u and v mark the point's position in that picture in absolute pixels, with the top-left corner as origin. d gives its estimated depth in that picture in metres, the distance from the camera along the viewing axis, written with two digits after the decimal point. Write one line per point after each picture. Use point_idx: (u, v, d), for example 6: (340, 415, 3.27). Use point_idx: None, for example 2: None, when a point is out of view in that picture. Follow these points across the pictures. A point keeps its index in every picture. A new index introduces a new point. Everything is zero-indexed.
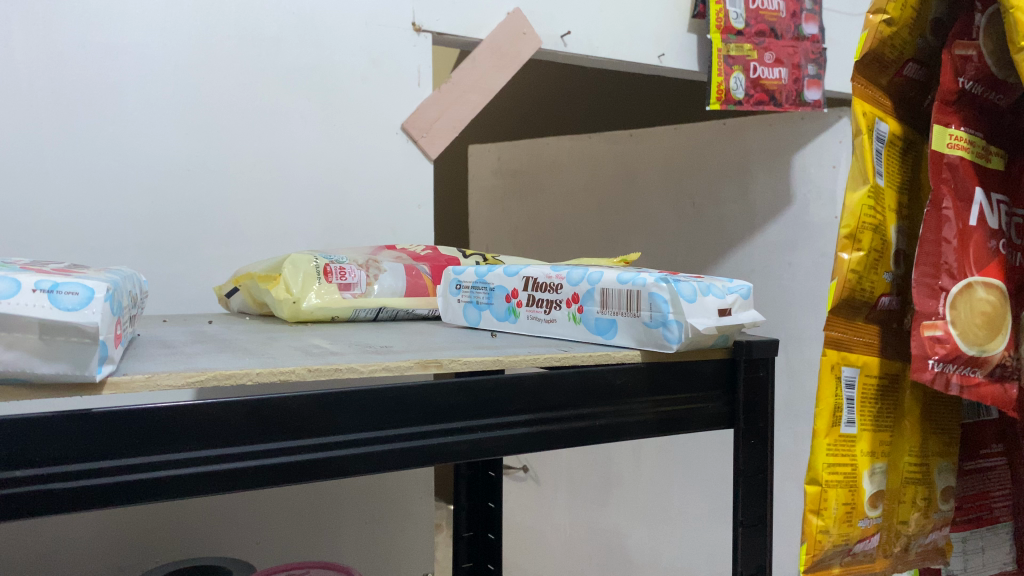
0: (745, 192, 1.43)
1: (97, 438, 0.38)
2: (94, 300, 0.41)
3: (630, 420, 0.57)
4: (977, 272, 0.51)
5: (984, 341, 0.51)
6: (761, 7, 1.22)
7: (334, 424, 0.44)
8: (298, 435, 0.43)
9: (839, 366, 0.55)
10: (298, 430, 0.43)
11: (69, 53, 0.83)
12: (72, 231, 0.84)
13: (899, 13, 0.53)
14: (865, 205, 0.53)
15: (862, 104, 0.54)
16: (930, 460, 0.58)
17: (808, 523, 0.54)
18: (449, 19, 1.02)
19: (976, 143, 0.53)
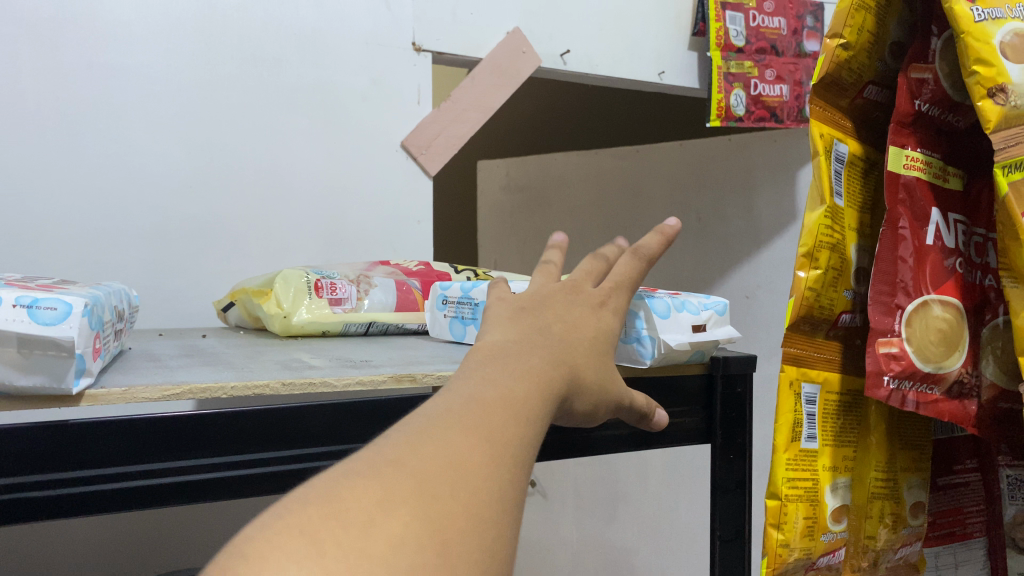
0: (750, 207, 1.44)
1: (76, 448, 0.41)
2: (72, 315, 0.43)
3: (604, 433, 0.59)
4: (933, 290, 0.52)
5: (941, 358, 0.52)
6: (761, 25, 1.23)
7: (306, 435, 0.47)
8: (270, 447, 0.46)
9: (799, 381, 0.56)
10: (270, 442, 0.46)
11: (78, 75, 0.85)
12: (78, 246, 0.86)
13: (855, 37, 0.54)
14: (823, 225, 0.54)
15: (820, 126, 0.55)
16: (898, 476, 0.59)
17: (768, 537, 0.55)
18: (449, 39, 1.04)
19: (933, 164, 0.54)
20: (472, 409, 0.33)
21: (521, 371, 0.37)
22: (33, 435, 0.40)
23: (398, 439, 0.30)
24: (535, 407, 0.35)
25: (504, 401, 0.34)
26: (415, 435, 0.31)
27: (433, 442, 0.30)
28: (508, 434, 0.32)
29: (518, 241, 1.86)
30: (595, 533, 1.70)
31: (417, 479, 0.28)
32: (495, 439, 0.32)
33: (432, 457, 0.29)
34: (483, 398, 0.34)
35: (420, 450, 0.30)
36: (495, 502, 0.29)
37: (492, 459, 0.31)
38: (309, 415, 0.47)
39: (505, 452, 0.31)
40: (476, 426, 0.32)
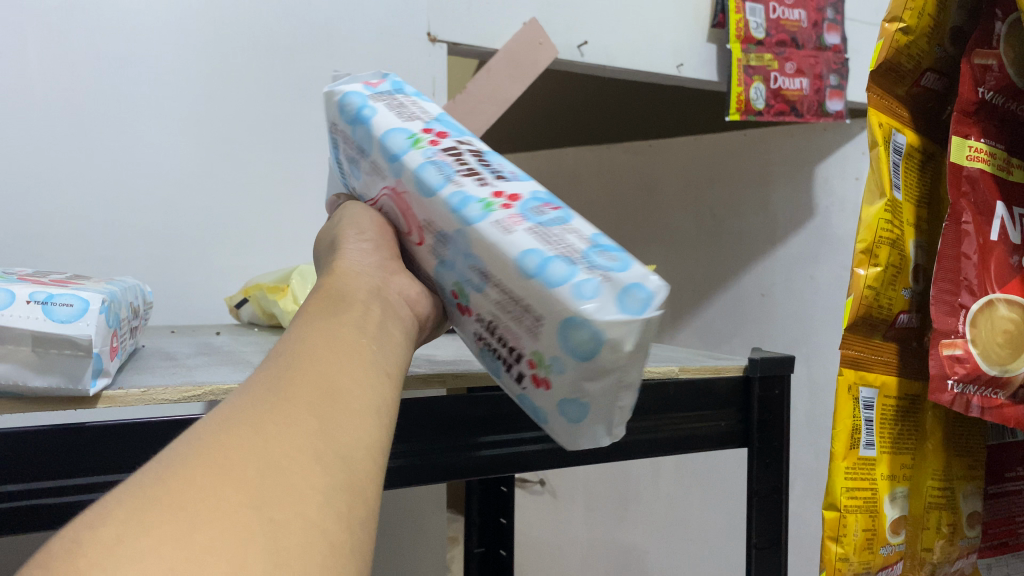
0: (767, 203, 1.41)
1: (93, 451, 0.40)
2: (89, 312, 0.40)
3: (641, 439, 0.56)
4: (999, 289, 0.50)
5: (1007, 360, 0.49)
6: (782, 18, 1.20)
7: None
8: None
9: (857, 386, 0.53)
10: None
11: (83, 64, 0.82)
12: (85, 240, 0.83)
13: (916, 22, 0.52)
14: (883, 219, 0.52)
15: (877, 115, 0.52)
16: (955, 484, 0.57)
17: (827, 550, 0.52)
18: (465, 30, 0.99)
19: (998, 156, 0.51)
20: (286, 396, 0.30)
21: (347, 356, 0.34)
22: (51, 438, 0.39)
23: (206, 438, 0.27)
24: (344, 387, 0.32)
25: (324, 388, 0.31)
26: (224, 436, 0.27)
27: (241, 442, 0.27)
28: (342, 430, 0.30)
29: None
30: (604, 534, 1.67)
31: (223, 486, 0.25)
32: (318, 431, 0.29)
33: (248, 455, 0.27)
34: (300, 385, 0.31)
35: (228, 451, 0.27)
36: (323, 505, 0.27)
37: (326, 440, 0.29)
38: None
39: (329, 445, 0.29)
40: (300, 402, 0.30)
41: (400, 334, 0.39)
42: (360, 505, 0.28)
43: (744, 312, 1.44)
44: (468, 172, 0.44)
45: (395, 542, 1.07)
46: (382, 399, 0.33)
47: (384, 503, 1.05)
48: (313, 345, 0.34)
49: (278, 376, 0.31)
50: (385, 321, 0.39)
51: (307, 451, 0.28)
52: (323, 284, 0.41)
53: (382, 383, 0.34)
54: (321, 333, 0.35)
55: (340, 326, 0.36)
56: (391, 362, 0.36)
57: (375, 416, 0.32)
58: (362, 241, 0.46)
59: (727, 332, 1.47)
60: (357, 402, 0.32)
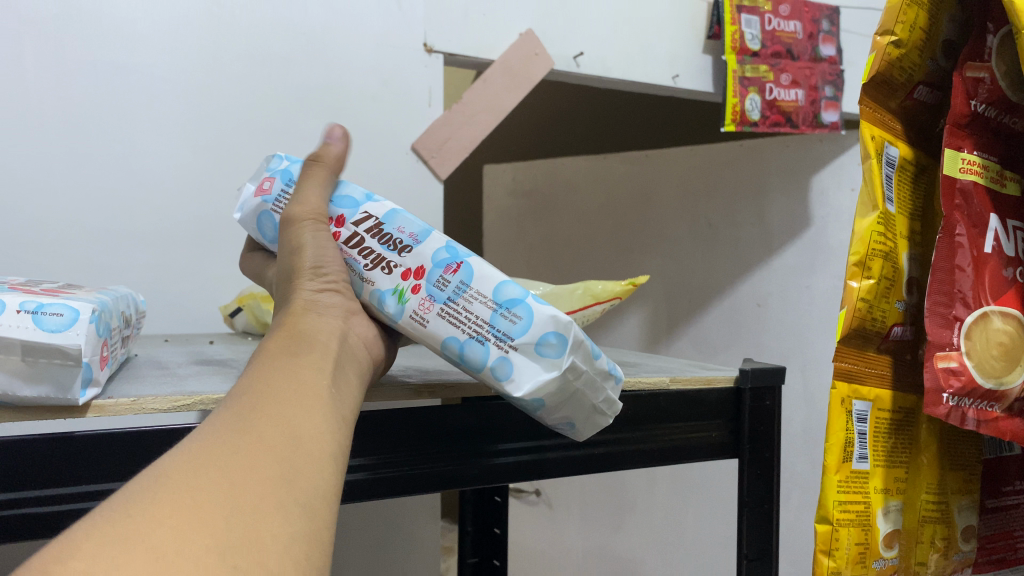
0: (762, 214, 1.41)
1: (81, 462, 0.39)
2: (80, 321, 0.40)
3: (628, 450, 0.56)
4: (994, 301, 0.49)
5: (1001, 373, 0.49)
6: (778, 29, 1.20)
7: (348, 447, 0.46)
8: None
9: (850, 399, 0.53)
10: None
11: (79, 72, 0.82)
12: (79, 249, 0.83)
13: (907, 34, 0.52)
14: (875, 232, 0.52)
15: (870, 128, 0.53)
16: (949, 498, 0.56)
17: (818, 564, 0.53)
18: (461, 39, 1.00)
19: (991, 168, 0.51)
20: (251, 442, 0.30)
21: (309, 401, 0.34)
22: (38, 447, 0.38)
23: (172, 478, 0.28)
24: (308, 429, 0.33)
25: (286, 435, 0.32)
26: (191, 479, 0.28)
27: (206, 487, 0.28)
28: (302, 477, 0.30)
29: (524, 247, 1.83)
30: (599, 544, 1.67)
31: (191, 521, 0.26)
32: (280, 477, 0.30)
33: (213, 500, 0.27)
34: (264, 430, 0.31)
35: (193, 494, 0.27)
36: (282, 550, 0.27)
37: (288, 484, 0.30)
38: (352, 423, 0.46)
39: (291, 493, 0.29)
40: (267, 443, 0.31)
41: (357, 382, 0.40)
42: (317, 550, 0.29)
43: (740, 322, 1.44)
44: (374, 265, 0.47)
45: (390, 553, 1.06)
46: (340, 447, 0.34)
47: (379, 513, 1.05)
48: (275, 389, 0.34)
49: (242, 413, 0.32)
50: (343, 363, 0.40)
51: (270, 495, 0.29)
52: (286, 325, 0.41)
53: (339, 431, 0.35)
54: (282, 376, 0.35)
55: (302, 369, 0.36)
56: (348, 409, 0.37)
57: (332, 463, 0.33)
58: (322, 280, 0.45)
59: (723, 342, 1.47)
60: (317, 449, 0.32)
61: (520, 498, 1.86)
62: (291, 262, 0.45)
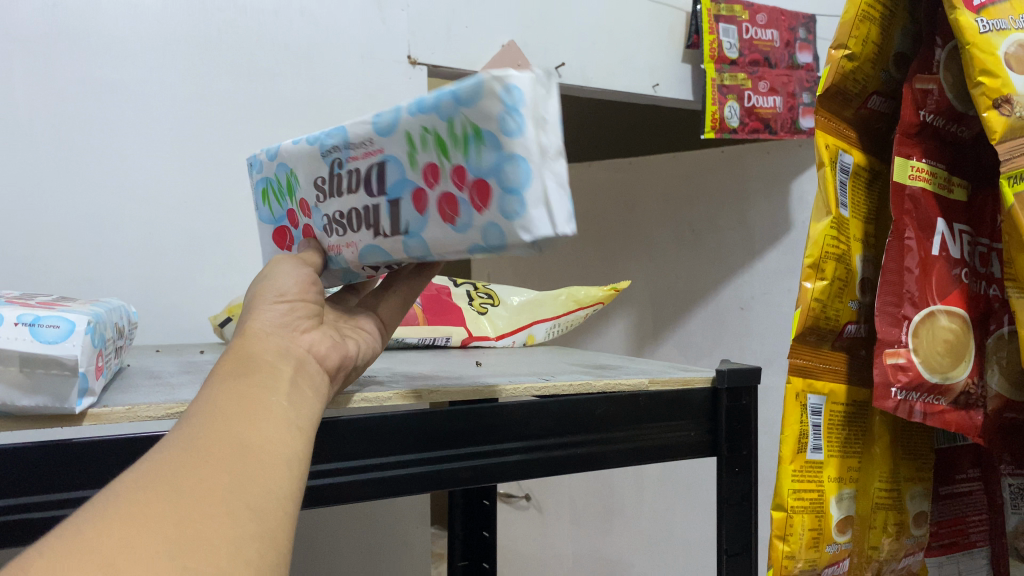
0: (743, 218, 1.43)
1: (76, 468, 0.41)
2: (75, 333, 0.42)
3: (609, 450, 0.59)
4: (940, 301, 0.53)
5: (948, 368, 0.53)
6: (755, 38, 1.23)
7: (342, 450, 0.48)
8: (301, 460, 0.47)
9: (805, 393, 0.56)
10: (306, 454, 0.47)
11: (71, 91, 0.84)
12: (72, 262, 0.85)
13: (859, 48, 0.55)
14: (829, 236, 0.55)
15: (825, 136, 0.55)
16: (902, 485, 0.60)
17: (773, 549, 0.55)
18: (444, 52, 1.02)
19: (939, 175, 0.55)
20: (199, 455, 0.32)
21: (260, 413, 0.36)
22: (35, 453, 0.39)
23: (124, 494, 0.29)
24: (256, 442, 0.34)
25: (236, 446, 0.33)
26: (141, 493, 0.29)
27: (156, 499, 0.29)
28: (254, 484, 0.32)
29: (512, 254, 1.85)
30: (590, 547, 1.69)
31: (141, 528, 0.28)
32: (230, 487, 0.31)
33: (163, 509, 0.29)
34: (213, 443, 0.33)
35: (142, 505, 0.29)
36: (231, 550, 0.29)
37: (239, 491, 0.31)
38: (342, 426, 0.49)
39: (240, 499, 0.31)
40: (216, 456, 0.32)
41: (313, 393, 0.41)
42: (269, 548, 0.31)
43: (723, 324, 1.46)
44: None
45: (379, 559, 1.08)
46: (293, 452, 0.36)
47: (370, 518, 1.07)
48: (226, 403, 0.35)
49: (194, 429, 0.33)
50: (298, 380, 0.40)
51: (219, 504, 0.30)
52: (242, 335, 0.42)
53: (292, 438, 0.36)
54: (233, 390, 0.36)
55: (254, 382, 0.37)
56: (302, 416, 0.38)
57: (285, 469, 0.34)
58: (279, 303, 0.45)
59: (707, 345, 1.49)
60: (268, 457, 0.34)
61: (511, 502, 1.88)
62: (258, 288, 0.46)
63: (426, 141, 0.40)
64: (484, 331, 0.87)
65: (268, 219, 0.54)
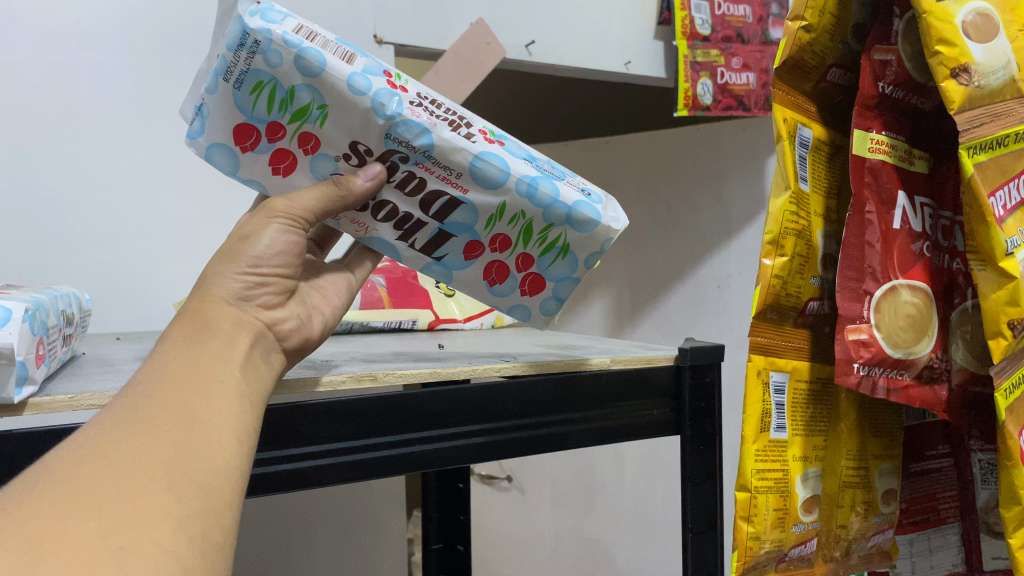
0: (720, 197, 1.40)
1: (15, 461, 0.39)
2: (12, 320, 0.41)
3: (571, 429, 0.58)
4: (902, 275, 0.54)
5: (911, 344, 0.53)
6: (727, 14, 1.22)
7: (301, 433, 0.47)
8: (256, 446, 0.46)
9: (766, 371, 0.57)
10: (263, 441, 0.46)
11: (23, 71, 0.80)
12: (28, 250, 0.81)
13: (816, 19, 0.55)
14: (788, 211, 0.55)
15: (783, 110, 0.55)
16: (870, 464, 0.61)
17: (739, 530, 0.55)
18: (412, 32, 0.99)
19: (898, 147, 0.55)
20: (142, 425, 0.32)
21: (209, 384, 0.35)
22: None
23: (58, 471, 0.29)
24: (207, 417, 0.34)
25: (183, 418, 0.33)
26: (78, 467, 0.29)
27: (92, 474, 0.29)
28: (199, 458, 0.32)
29: None
30: (572, 528, 1.68)
31: (79, 505, 0.28)
32: (172, 461, 0.31)
33: (100, 484, 0.29)
34: (159, 414, 0.32)
35: (80, 479, 0.29)
36: (175, 527, 0.29)
37: (183, 467, 0.31)
38: (304, 413, 0.47)
39: (184, 473, 0.31)
40: (160, 430, 0.32)
41: (265, 367, 0.41)
42: (214, 527, 0.31)
43: (701, 304, 1.44)
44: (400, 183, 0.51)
45: (353, 545, 1.07)
46: (242, 428, 0.35)
47: (344, 503, 1.06)
48: (176, 376, 0.35)
49: (140, 401, 0.33)
50: (251, 355, 0.40)
51: (160, 478, 0.30)
52: (202, 301, 0.40)
53: (243, 412, 0.36)
54: (183, 358, 0.36)
55: (207, 352, 0.37)
56: (253, 391, 0.38)
57: (234, 443, 0.34)
58: (252, 274, 0.43)
59: (685, 325, 1.48)
60: (215, 430, 0.34)
61: (492, 484, 1.88)
62: (234, 243, 0.43)
63: (513, 222, 0.51)
64: (451, 313, 0.86)
65: (241, 109, 0.46)
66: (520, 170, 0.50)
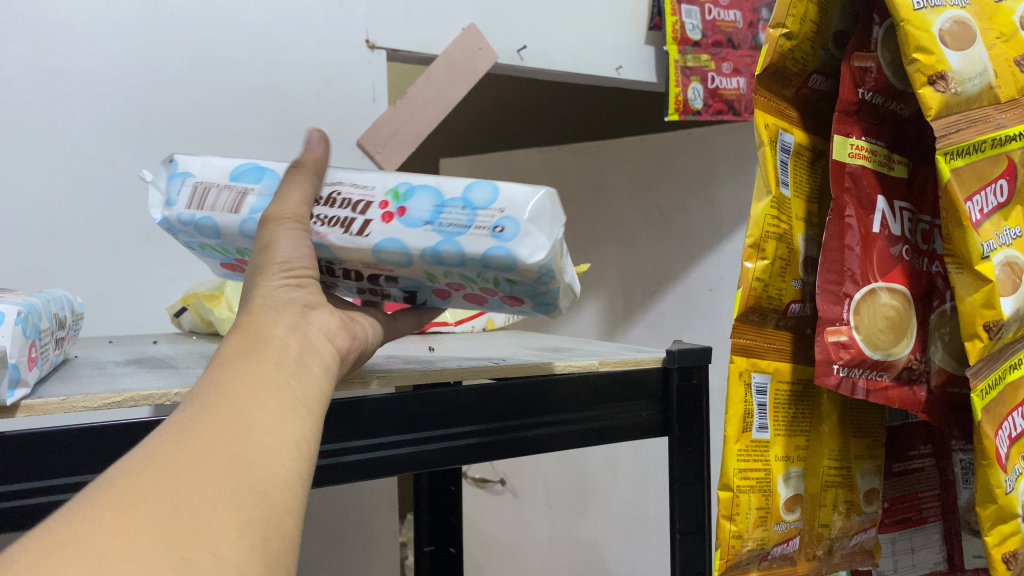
0: (711, 199, 1.41)
1: (6, 462, 0.39)
2: (4, 324, 0.42)
3: (559, 431, 0.58)
4: (880, 278, 0.55)
5: (889, 346, 0.54)
6: (717, 19, 1.23)
7: None
8: None
9: (748, 372, 0.57)
10: None
11: (16, 76, 0.80)
12: (21, 254, 0.81)
13: (797, 27, 0.56)
14: (769, 215, 0.56)
15: (764, 116, 0.56)
16: (851, 464, 0.62)
17: (720, 528, 0.56)
18: (404, 36, 0.99)
19: (878, 153, 0.56)
20: (201, 438, 0.31)
21: (265, 395, 0.34)
22: None
23: (120, 483, 0.28)
24: (264, 429, 0.33)
25: (240, 428, 0.32)
26: (139, 480, 0.28)
27: (154, 485, 0.28)
28: (258, 467, 0.31)
29: None
30: (566, 530, 1.69)
31: (142, 515, 0.27)
32: (232, 471, 0.30)
33: (160, 495, 0.28)
34: (216, 426, 0.32)
35: (142, 491, 0.28)
36: (237, 537, 0.28)
37: (243, 476, 0.30)
38: None
39: (244, 482, 0.30)
40: (219, 441, 0.31)
41: (324, 372, 0.39)
42: (275, 534, 0.30)
43: (693, 307, 1.45)
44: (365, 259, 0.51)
45: (346, 548, 1.07)
46: (301, 436, 0.34)
47: (337, 506, 1.06)
48: (231, 390, 0.34)
49: (196, 414, 0.32)
50: (306, 362, 0.39)
51: (221, 488, 0.29)
52: (248, 313, 0.40)
53: (300, 419, 0.35)
54: (237, 368, 0.35)
55: (261, 362, 0.36)
56: (312, 398, 0.37)
57: (292, 452, 0.33)
58: (287, 276, 0.42)
59: (676, 327, 1.48)
60: (272, 437, 0.33)
61: (485, 488, 1.88)
62: (258, 258, 0.43)
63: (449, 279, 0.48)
64: (441, 316, 0.87)
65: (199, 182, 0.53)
66: (421, 242, 0.45)
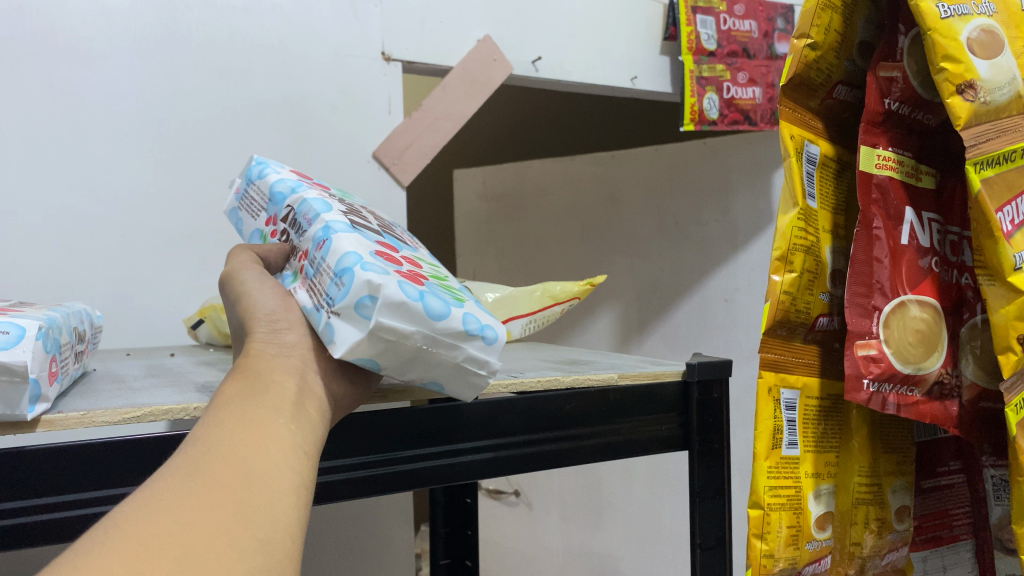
0: (727, 210, 1.41)
1: (25, 478, 0.39)
2: (26, 338, 0.41)
3: (574, 447, 0.57)
4: (910, 290, 0.54)
5: (920, 358, 0.53)
6: (733, 29, 1.22)
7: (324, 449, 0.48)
8: None
9: (777, 387, 0.56)
10: None
11: (34, 90, 0.81)
12: (40, 268, 0.81)
13: (823, 37, 0.55)
14: (796, 228, 0.55)
15: (790, 127, 0.56)
16: (882, 480, 0.61)
17: (753, 548, 0.55)
18: (419, 48, 0.99)
19: (906, 164, 0.56)
20: (203, 485, 0.30)
21: (264, 439, 0.34)
22: None
23: (123, 530, 0.27)
24: (267, 477, 0.32)
25: (241, 474, 0.32)
26: (143, 526, 0.28)
27: (159, 535, 0.28)
28: (261, 514, 0.31)
29: (495, 250, 1.82)
30: (581, 543, 1.68)
31: (150, 567, 0.26)
32: (236, 521, 0.30)
33: (167, 545, 0.27)
34: (217, 473, 0.31)
35: (145, 541, 0.27)
36: None
37: (245, 525, 0.30)
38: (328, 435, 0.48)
39: (247, 531, 0.30)
40: (220, 491, 0.31)
41: (319, 414, 0.39)
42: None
43: (709, 318, 1.44)
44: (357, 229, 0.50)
45: (362, 562, 1.06)
46: (299, 480, 0.34)
47: (353, 519, 1.05)
48: (231, 435, 0.33)
49: (194, 459, 0.32)
50: (303, 405, 0.38)
51: (225, 538, 0.29)
52: (247, 356, 0.40)
53: (298, 462, 0.35)
54: (237, 411, 0.35)
55: (259, 404, 0.36)
56: (308, 441, 0.37)
57: (292, 496, 0.33)
58: (273, 322, 0.42)
59: (692, 338, 1.47)
60: (273, 485, 0.32)
61: (500, 499, 1.87)
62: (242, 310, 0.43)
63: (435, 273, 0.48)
64: None
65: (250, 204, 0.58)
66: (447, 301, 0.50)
